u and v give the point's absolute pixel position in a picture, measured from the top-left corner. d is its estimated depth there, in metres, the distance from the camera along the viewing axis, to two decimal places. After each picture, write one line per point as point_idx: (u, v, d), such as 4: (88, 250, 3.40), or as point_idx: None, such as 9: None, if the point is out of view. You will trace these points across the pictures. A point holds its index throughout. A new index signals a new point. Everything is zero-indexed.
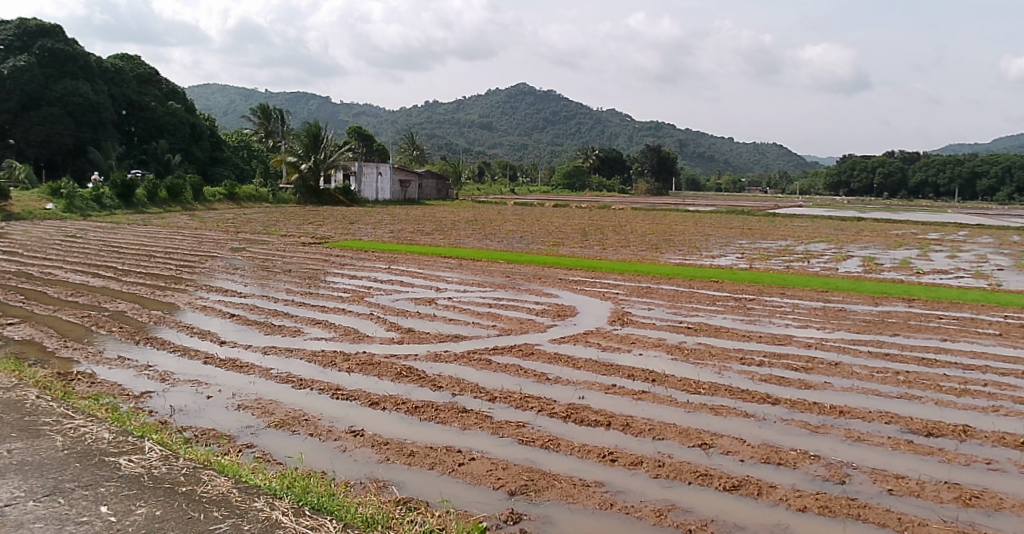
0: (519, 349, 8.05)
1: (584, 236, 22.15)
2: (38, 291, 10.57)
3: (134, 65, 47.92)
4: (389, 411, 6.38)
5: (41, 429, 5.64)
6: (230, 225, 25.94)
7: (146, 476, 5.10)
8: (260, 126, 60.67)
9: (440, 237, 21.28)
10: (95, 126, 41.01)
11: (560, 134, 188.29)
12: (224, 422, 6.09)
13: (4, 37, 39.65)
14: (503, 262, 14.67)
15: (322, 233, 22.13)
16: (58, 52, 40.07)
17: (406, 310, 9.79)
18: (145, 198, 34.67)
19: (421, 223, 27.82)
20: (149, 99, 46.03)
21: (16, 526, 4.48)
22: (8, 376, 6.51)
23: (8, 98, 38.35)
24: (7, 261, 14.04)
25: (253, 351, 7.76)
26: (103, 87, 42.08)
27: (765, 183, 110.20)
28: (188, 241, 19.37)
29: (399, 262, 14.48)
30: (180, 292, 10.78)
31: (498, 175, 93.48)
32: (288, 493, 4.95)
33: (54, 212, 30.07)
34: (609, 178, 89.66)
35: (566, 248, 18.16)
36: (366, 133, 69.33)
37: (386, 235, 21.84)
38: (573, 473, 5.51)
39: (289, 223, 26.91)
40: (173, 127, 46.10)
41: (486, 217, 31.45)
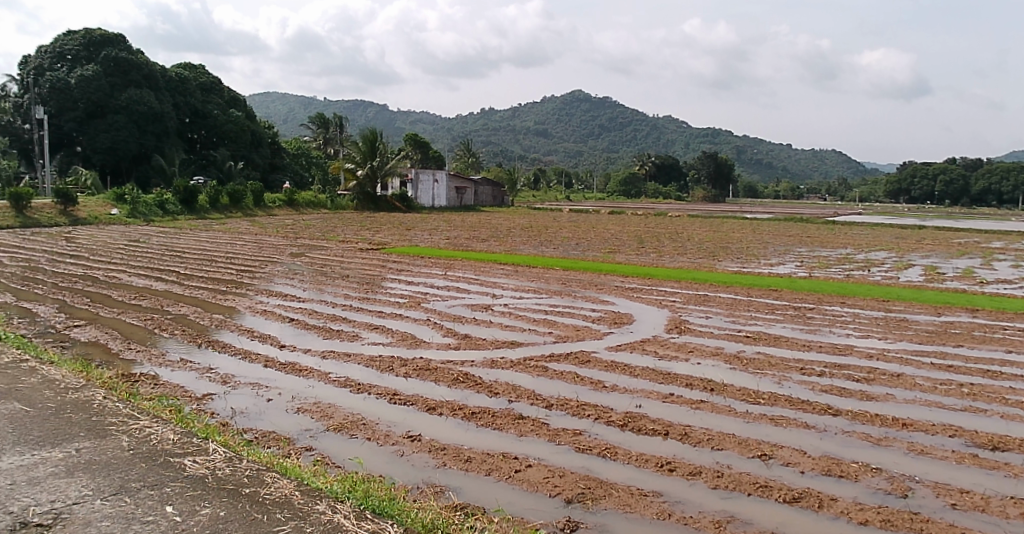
0: (576, 356, 8.00)
1: (640, 244, 22.11)
2: (104, 294, 10.83)
3: (198, 73, 48.97)
4: (446, 416, 6.39)
5: (108, 429, 5.78)
6: (291, 231, 26.48)
7: (210, 477, 5.21)
8: (318, 134, 61.82)
9: (497, 244, 21.46)
10: (158, 134, 42.09)
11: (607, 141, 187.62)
12: (284, 424, 6.17)
13: (72, 48, 41.16)
14: (559, 269, 14.69)
15: (381, 240, 22.42)
16: (122, 61, 40.99)
17: (462, 316, 9.82)
18: (207, 204, 35.52)
19: (477, 229, 28.00)
20: (212, 106, 47.09)
21: (85, 524, 4.61)
22: (76, 377, 6.69)
23: (76, 107, 39.73)
24: (74, 265, 14.48)
25: (312, 356, 7.85)
26: (167, 97, 43.08)
27: (823, 189, 108.27)
28: (250, 247, 19.75)
29: (455, 268, 14.58)
30: (241, 296, 10.96)
31: (553, 182, 93.14)
32: (350, 497, 5.02)
33: (119, 218, 31.00)
34: (664, 185, 89.53)
35: (622, 256, 18.04)
36: (423, 141, 69.95)
37: (444, 241, 22.08)
38: (630, 482, 5.46)
39: (348, 228, 27.37)
40: (234, 134, 46.80)
41: (540, 225, 31.48)
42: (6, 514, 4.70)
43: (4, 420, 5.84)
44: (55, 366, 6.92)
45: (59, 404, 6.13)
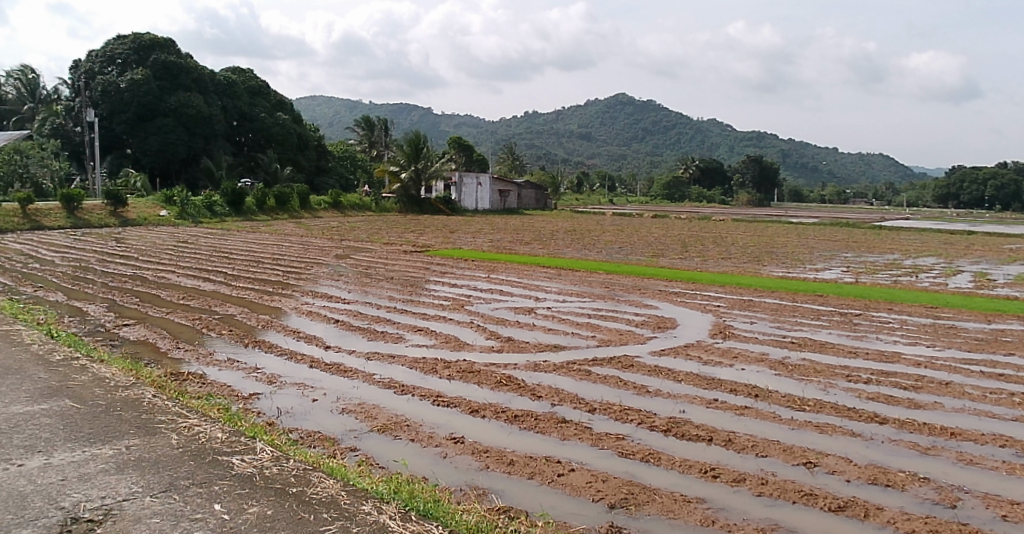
0: (619, 361, 7.96)
1: (684, 248, 21.97)
2: (153, 294, 11.03)
3: (247, 78, 49.67)
4: (489, 419, 6.40)
5: (157, 427, 5.88)
6: (336, 233, 26.74)
7: (258, 476, 5.28)
8: (364, 137, 62.35)
9: (539, 247, 21.48)
10: (206, 136, 42.89)
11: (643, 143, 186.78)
12: (329, 424, 6.22)
13: (122, 51, 42.06)
14: (602, 273, 14.65)
15: (425, 242, 22.53)
16: (171, 65, 42.00)
17: (505, 319, 9.83)
18: (255, 206, 36.09)
19: (520, 232, 28.02)
20: (258, 109, 47.76)
21: (135, 520, 4.69)
22: (127, 375, 6.81)
23: (127, 110, 40.54)
24: (123, 265, 14.77)
25: (357, 357, 7.90)
26: (215, 100, 43.90)
27: (869, 194, 106.50)
28: (295, 248, 20.02)
29: (498, 271, 14.60)
30: (286, 298, 11.08)
31: (596, 187, 92.73)
32: (395, 498, 5.07)
33: (168, 219, 31.71)
34: (708, 189, 88.78)
35: (665, 260, 17.98)
36: (467, 144, 70.41)
37: (487, 245, 22.16)
38: (674, 487, 5.43)
39: (392, 231, 27.55)
40: (281, 137, 47.71)
41: (583, 228, 31.42)
42: (58, 509, 4.80)
43: (56, 417, 5.96)
44: (106, 365, 7.04)
45: (110, 401, 6.25)
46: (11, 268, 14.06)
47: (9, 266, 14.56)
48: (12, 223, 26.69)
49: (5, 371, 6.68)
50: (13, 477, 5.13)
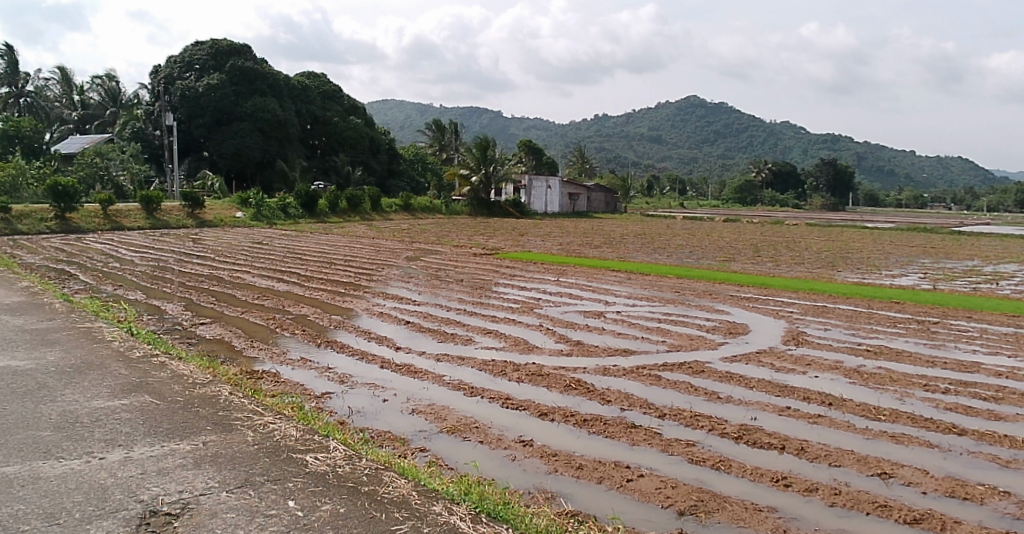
0: (690, 366, 7.87)
1: (755, 252, 21.66)
2: (229, 294, 11.30)
3: (319, 83, 50.62)
4: (558, 422, 6.39)
5: (233, 424, 6.01)
6: (407, 235, 27.03)
7: (331, 474, 5.37)
8: (434, 139, 63.08)
9: (608, 250, 21.39)
10: (281, 140, 43.84)
11: (702, 144, 184.87)
12: (400, 425, 6.28)
13: (201, 57, 43.45)
14: (673, 277, 14.51)
15: (494, 245, 22.63)
16: (248, 71, 43.24)
17: (575, 323, 9.81)
18: (327, 208, 37.00)
19: (589, 236, 27.94)
20: (332, 114, 48.74)
21: (211, 515, 4.80)
22: (205, 373, 6.99)
23: (204, 114, 41.90)
24: (200, 265, 15.18)
25: (426, 358, 7.96)
26: (289, 104, 45.05)
27: (947, 198, 103.32)
28: (366, 250, 20.30)
29: (568, 275, 14.56)
30: (358, 299, 11.22)
31: (665, 189, 92.24)
32: (465, 499, 5.10)
33: (243, 221, 32.88)
34: (782, 193, 87.22)
35: (736, 265, 17.75)
36: (536, 148, 70.44)
37: (556, 248, 22.15)
38: (744, 496, 5.34)
39: (461, 233, 27.78)
40: (353, 140, 48.29)
41: (653, 232, 31.13)
42: (137, 501, 4.94)
43: (136, 412, 6.14)
44: (184, 362, 7.23)
45: (187, 398, 6.41)
46: (92, 267, 14.58)
47: (92, 265, 15.06)
48: (93, 224, 28.06)
49: (91, 367, 6.94)
50: (94, 470, 5.30)
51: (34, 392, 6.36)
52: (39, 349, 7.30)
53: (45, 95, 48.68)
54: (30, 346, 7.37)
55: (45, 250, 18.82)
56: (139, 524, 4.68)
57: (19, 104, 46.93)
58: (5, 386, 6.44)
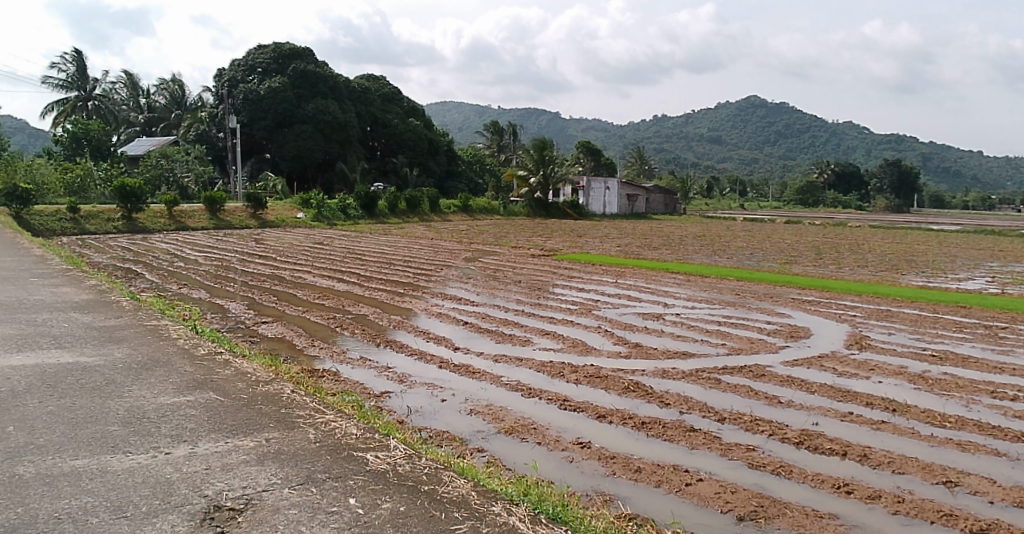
0: (750, 370, 7.78)
1: (817, 255, 21.31)
2: (290, 293, 11.51)
3: (380, 84, 51.92)
4: (617, 425, 6.37)
5: (296, 421, 6.11)
6: (464, 236, 27.22)
7: (392, 472, 5.42)
8: (492, 141, 64.84)
9: (667, 252, 21.28)
10: (342, 142, 44.55)
11: (751, 142, 182.62)
12: (458, 424, 6.32)
13: (264, 61, 44.70)
14: (733, 279, 14.39)
15: (551, 246, 22.63)
16: (309, 74, 43.96)
17: (634, 325, 9.78)
18: (387, 209, 37.69)
19: (647, 237, 27.77)
20: (391, 115, 49.37)
21: (274, 510, 4.87)
22: (268, 370, 7.12)
23: (266, 117, 43.03)
24: (262, 264, 15.51)
25: (484, 358, 8.00)
26: (350, 106, 45.63)
27: (1018, 200, 99.89)
28: (425, 251, 20.48)
29: (626, 276, 14.52)
30: (416, 299, 11.32)
31: (727, 191, 93.03)
32: (524, 500, 5.11)
33: (304, 221, 34.02)
34: (845, 194, 85.54)
35: (797, 267, 17.48)
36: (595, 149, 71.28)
37: (613, 249, 22.10)
38: (805, 502, 5.26)
39: (519, 235, 27.85)
40: (412, 142, 48.68)
41: (713, 234, 30.71)
42: (202, 496, 5.04)
43: (201, 408, 6.27)
44: (248, 360, 7.38)
45: (250, 395, 6.53)
46: (158, 266, 14.98)
47: (159, 263, 15.51)
48: (158, 224, 29.68)
49: (156, 363, 7.12)
50: (161, 465, 5.43)
51: (102, 388, 6.55)
52: (107, 346, 7.53)
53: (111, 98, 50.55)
54: (98, 343, 7.60)
55: (114, 249, 19.42)
56: (205, 519, 4.77)
57: (87, 107, 48.77)
58: (74, 382, 6.64)
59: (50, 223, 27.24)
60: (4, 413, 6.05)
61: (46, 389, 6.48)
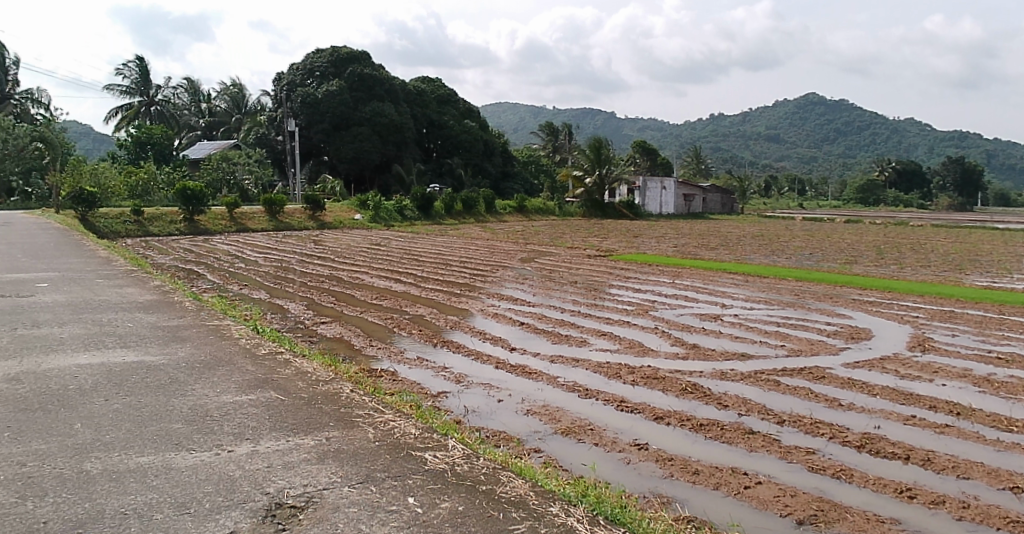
0: (810, 372, 7.70)
1: (879, 254, 20.98)
2: (348, 294, 11.71)
3: (435, 87, 54.50)
4: (674, 427, 6.35)
5: (355, 420, 6.20)
6: (518, 236, 27.40)
7: (450, 472, 5.47)
8: (548, 142, 67.39)
9: (724, 252, 21.17)
10: (398, 144, 46.67)
11: (798, 137, 180.14)
12: (514, 425, 6.34)
13: (322, 64, 46.79)
14: (792, 279, 14.24)
15: (607, 247, 22.63)
16: (365, 78, 46.01)
17: (691, 325, 9.75)
18: (443, 210, 39.05)
19: (705, 237, 27.62)
20: (447, 117, 51.99)
21: (334, 509, 4.92)
22: (326, 370, 7.23)
23: (323, 120, 44.77)
24: (318, 265, 15.81)
25: (541, 359, 8.04)
26: (405, 109, 47.58)
27: None
28: (480, 251, 20.65)
29: (683, 276, 14.47)
30: (473, 299, 11.42)
31: (785, 189, 92.87)
32: (582, 501, 5.10)
33: (363, 222, 34.96)
34: (906, 192, 84.10)
35: (858, 267, 17.22)
36: (651, 149, 72.23)
37: (670, 248, 22.05)
38: (867, 507, 5.17)
39: (575, 235, 27.88)
40: (468, 144, 51.18)
41: (771, 233, 30.44)
42: (264, 493, 5.10)
43: (262, 407, 6.38)
44: (308, 360, 7.51)
45: (311, 394, 6.64)
46: (218, 267, 15.34)
47: (220, 264, 15.92)
48: (220, 226, 30.48)
49: (218, 362, 7.29)
50: (224, 462, 5.52)
51: (167, 386, 6.71)
52: (172, 345, 7.74)
53: (173, 104, 53.13)
54: (163, 343, 7.81)
55: (176, 251, 19.87)
56: (266, 516, 4.83)
57: (150, 112, 51.38)
58: (139, 380, 6.82)
59: (115, 224, 27.97)
60: (73, 410, 6.22)
61: (112, 386, 6.67)
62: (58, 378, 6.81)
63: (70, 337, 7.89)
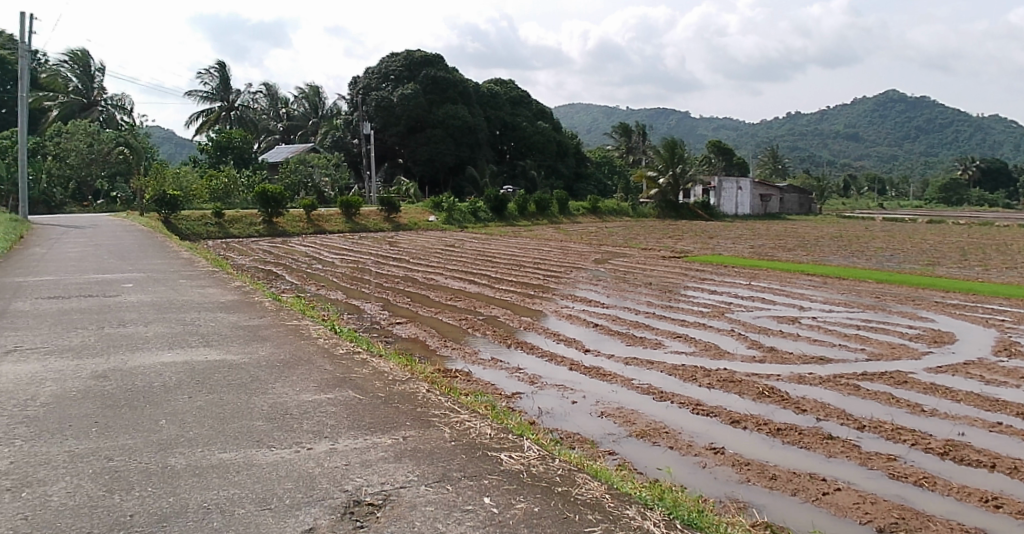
0: (891, 377, 7.57)
1: (964, 256, 20.47)
2: (423, 295, 11.98)
3: (508, 88, 56.43)
4: (751, 431, 6.31)
5: (431, 420, 6.29)
6: (592, 238, 27.44)
7: (525, 473, 5.48)
8: (621, 143, 69.29)
9: (804, 254, 20.91)
10: (472, 145, 49.52)
11: (863, 132, 176.69)
12: (589, 427, 6.38)
13: (397, 68, 49.93)
14: (872, 281, 14.02)
15: (681, 248, 22.57)
16: (439, 80, 49.28)
17: (768, 328, 9.70)
18: (516, 211, 39.95)
19: (783, 238, 27.33)
20: (521, 119, 53.95)
21: (411, 507, 4.93)
22: (403, 370, 7.38)
23: (399, 123, 48.19)
24: (393, 266, 16.15)
25: (615, 361, 8.09)
26: (477, 110, 50.66)
27: None
28: (553, 252, 20.81)
29: (761, 278, 14.39)
30: (545, 300, 11.56)
31: (864, 188, 91.46)
32: (658, 505, 5.07)
33: (436, 224, 35.50)
34: (993, 191, 81.95)
35: (942, 269, 16.86)
36: (726, 148, 72.40)
37: (746, 249, 21.95)
38: (951, 515, 5.03)
39: (648, 236, 27.76)
40: (541, 145, 53.15)
41: (851, 234, 30.04)
42: (342, 491, 5.14)
43: (340, 406, 6.51)
44: (386, 360, 7.68)
45: (388, 394, 6.76)
46: (296, 268, 15.74)
47: (298, 265, 16.39)
48: (297, 228, 31.33)
49: (298, 363, 7.46)
50: (303, 459, 5.61)
51: (249, 385, 6.90)
52: (252, 344, 7.97)
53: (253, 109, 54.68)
54: (244, 342, 8.04)
55: (255, 252, 20.42)
56: (345, 513, 4.85)
57: (230, 117, 52.52)
58: (221, 379, 7.02)
59: (197, 227, 28.95)
60: (157, 407, 6.42)
61: (195, 385, 6.87)
62: (141, 375, 7.06)
63: (154, 337, 8.15)
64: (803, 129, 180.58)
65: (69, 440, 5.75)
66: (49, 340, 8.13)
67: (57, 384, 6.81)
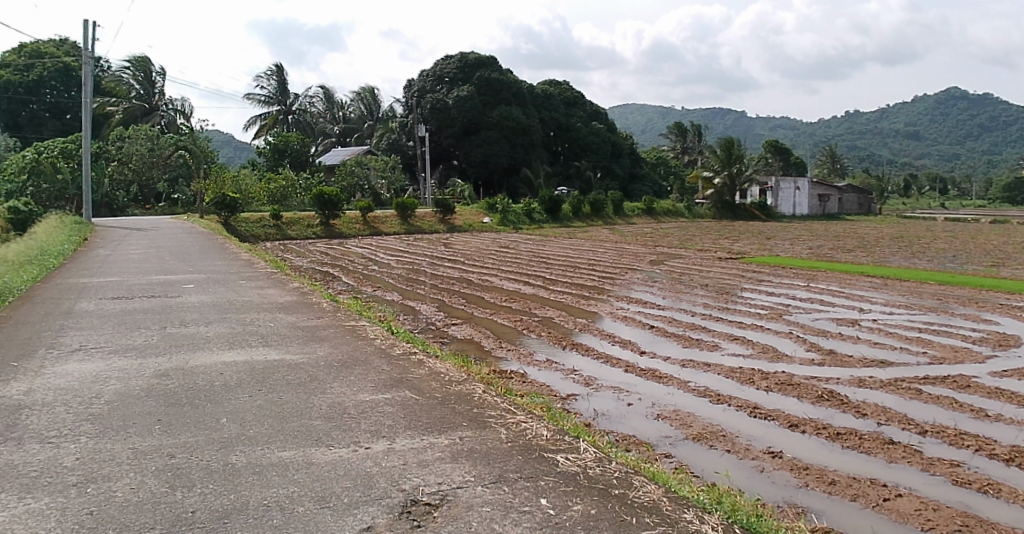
0: (954, 381, 7.47)
1: None
2: (477, 295, 12.12)
3: (560, 89, 56.40)
4: (809, 435, 6.27)
5: (487, 421, 6.35)
6: (649, 239, 27.43)
7: (582, 475, 5.49)
8: (676, 143, 69.26)
9: (864, 255, 20.69)
10: (526, 147, 49.55)
11: (915, 128, 173.35)
12: (645, 430, 6.39)
13: (452, 71, 50.50)
14: (935, 283, 13.83)
15: (738, 249, 22.47)
16: (493, 82, 49.64)
17: (827, 331, 9.65)
18: (570, 212, 40.03)
19: (844, 239, 27.05)
20: (574, 120, 53.94)
21: (467, 508, 4.95)
22: (460, 371, 7.50)
23: (455, 124, 48.68)
24: (447, 267, 16.36)
25: (671, 363, 8.11)
26: (533, 113, 50.85)
27: None
28: (607, 254, 20.87)
29: (818, 279, 14.30)
30: (599, 302, 11.61)
31: (925, 187, 90.15)
32: (716, 509, 5.03)
33: (492, 226, 35.69)
34: None
35: (1009, 270, 16.54)
36: (783, 147, 72.23)
37: (806, 251, 21.82)
38: (1015, 523, 4.93)
39: (704, 237, 27.62)
40: (595, 146, 53.21)
41: (913, 234, 29.68)
42: (399, 490, 5.16)
43: (398, 406, 6.61)
44: (443, 361, 7.81)
45: (445, 394, 6.85)
46: (354, 269, 15.97)
47: (354, 266, 16.66)
48: (354, 230, 31.79)
49: (355, 363, 7.59)
50: (360, 458, 5.70)
51: (307, 384, 7.04)
52: (310, 344, 8.14)
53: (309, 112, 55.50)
54: (303, 341, 8.20)
55: (313, 254, 20.74)
56: (402, 512, 4.87)
57: (287, 120, 53.44)
58: (280, 378, 7.17)
59: (255, 229, 29.45)
60: (219, 405, 6.57)
61: (256, 384, 7.03)
62: (203, 374, 7.24)
63: (214, 336, 8.33)
64: (852, 127, 177.79)
65: (133, 437, 5.91)
66: (112, 339, 8.37)
67: (121, 382, 7.01)
